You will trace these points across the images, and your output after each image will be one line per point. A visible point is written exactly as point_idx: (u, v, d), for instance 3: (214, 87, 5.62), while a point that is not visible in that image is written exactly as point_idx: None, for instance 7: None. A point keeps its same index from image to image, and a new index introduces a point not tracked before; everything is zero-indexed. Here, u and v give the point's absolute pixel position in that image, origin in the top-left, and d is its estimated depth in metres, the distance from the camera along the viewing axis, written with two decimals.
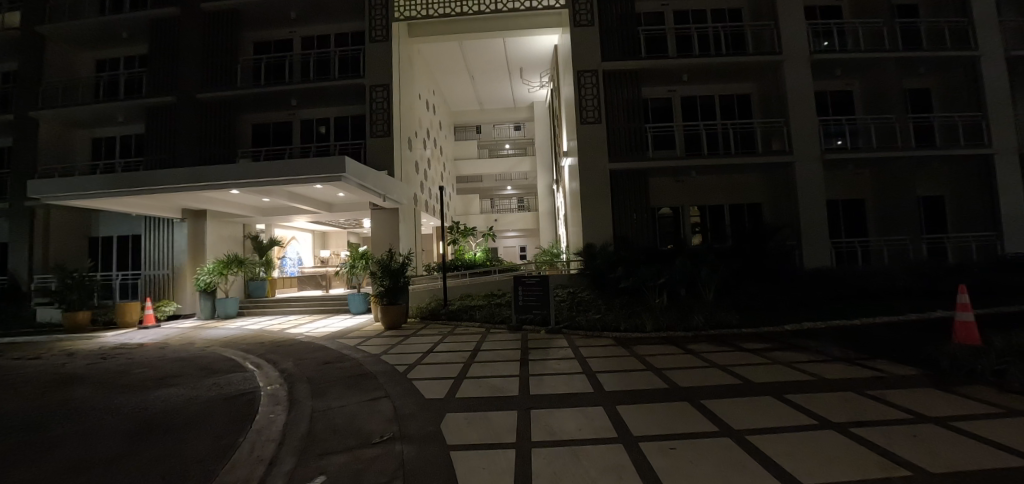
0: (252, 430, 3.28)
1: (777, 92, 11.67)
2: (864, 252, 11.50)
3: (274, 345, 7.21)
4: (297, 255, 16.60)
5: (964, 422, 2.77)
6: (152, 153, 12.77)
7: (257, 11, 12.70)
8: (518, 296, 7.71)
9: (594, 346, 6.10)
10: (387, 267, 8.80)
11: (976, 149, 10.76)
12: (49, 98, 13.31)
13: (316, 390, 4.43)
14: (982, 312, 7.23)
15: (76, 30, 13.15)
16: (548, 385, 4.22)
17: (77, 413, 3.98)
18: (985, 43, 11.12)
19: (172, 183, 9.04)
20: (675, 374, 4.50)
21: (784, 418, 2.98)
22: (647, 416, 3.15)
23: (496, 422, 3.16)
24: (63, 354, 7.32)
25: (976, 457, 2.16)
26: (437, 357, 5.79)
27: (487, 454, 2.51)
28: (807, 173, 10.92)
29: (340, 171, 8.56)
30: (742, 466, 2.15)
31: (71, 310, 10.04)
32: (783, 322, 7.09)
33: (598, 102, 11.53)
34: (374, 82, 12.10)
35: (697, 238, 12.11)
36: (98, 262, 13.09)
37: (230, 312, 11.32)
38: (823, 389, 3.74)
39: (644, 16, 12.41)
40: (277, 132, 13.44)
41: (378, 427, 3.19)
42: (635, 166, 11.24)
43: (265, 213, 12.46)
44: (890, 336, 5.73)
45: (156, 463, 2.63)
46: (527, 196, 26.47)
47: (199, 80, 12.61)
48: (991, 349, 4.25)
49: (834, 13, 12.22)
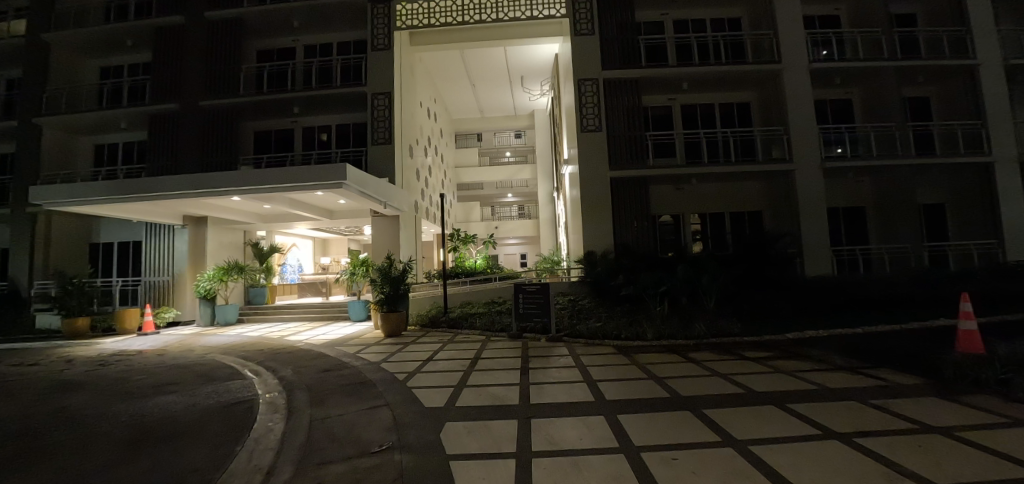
0: (250, 438, 3.26)
1: (776, 100, 11.74)
2: (865, 260, 11.49)
3: (273, 353, 7.18)
4: (297, 262, 16.87)
5: (969, 432, 2.74)
6: (155, 160, 12.84)
7: (260, 19, 12.85)
8: (518, 304, 7.69)
9: (595, 354, 6.07)
10: (388, 275, 8.78)
11: (975, 157, 10.82)
12: (54, 105, 13.40)
13: (315, 399, 4.40)
14: (985, 320, 7.20)
15: (82, 38, 13.30)
16: (549, 393, 4.20)
17: (75, 420, 3.95)
18: (983, 53, 11.20)
19: (173, 190, 9.06)
20: (677, 383, 4.47)
21: (788, 428, 2.96)
22: (649, 426, 3.11)
23: (497, 432, 3.13)
24: (61, 361, 7.27)
25: (982, 466, 2.14)
26: (438, 365, 5.77)
27: (488, 464, 2.47)
28: (806, 181, 10.96)
29: (340, 179, 8.57)
30: (744, 476, 2.13)
31: (70, 317, 10.01)
32: (785, 330, 7.07)
33: (599, 110, 11.61)
34: (375, 89, 12.21)
35: (698, 245, 12.09)
36: (98, 269, 13.10)
37: (229, 319, 11.23)
38: (826, 398, 3.72)
39: (644, 25, 12.57)
40: (279, 138, 13.51)
41: (377, 436, 3.16)
42: (635, 174, 11.27)
43: (266, 220, 12.48)
44: (893, 345, 5.71)
45: (154, 471, 2.61)
46: (528, 204, 26.48)
47: (202, 88, 12.73)
48: (994, 357, 4.23)
49: (833, 22, 12.32)
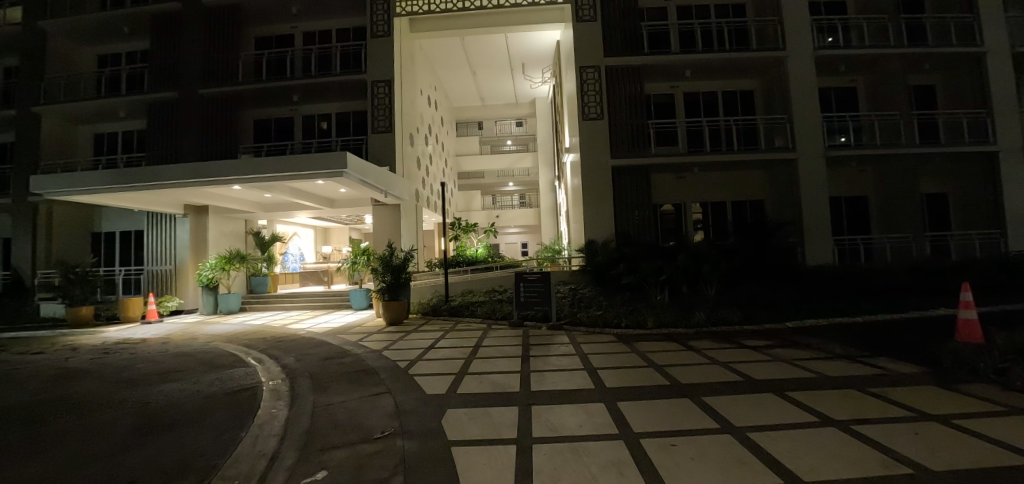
0: (253, 425, 3.30)
1: (780, 88, 11.62)
2: (867, 250, 11.47)
3: (275, 341, 7.22)
4: (299, 251, 16.92)
5: (968, 421, 2.75)
6: (154, 149, 12.76)
7: (258, 6, 12.69)
8: (519, 293, 7.71)
9: (595, 342, 6.10)
10: (388, 263, 8.81)
11: (980, 147, 10.72)
12: (52, 93, 13.31)
13: (317, 386, 4.43)
14: (984, 310, 7.22)
15: (77, 25, 13.13)
16: (549, 381, 4.23)
17: (79, 408, 3.97)
18: (990, 40, 11.04)
19: (174, 179, 9.03)
20: (675, 371, 4.51)
21: (786, 415, 2.98)
22: (648, 413, 3.14)
23: (498, 419, 3.15)
24: (65, 349, 7.35)
25: (980, 455, 2.14)
26: (438, 352, 5.82)
27: (488, 450, 2.50)
28: (809, 171, 10.88)
29: (341, 167, 8.55)
30: (743, 463, 2.14)
31: (74, 306, 10.10)
32: (785, 319, 7.09)
33: (600, 98, 11.51)
34: (374, 77, 12.07)
35: (699, 234, 12.05)
36: (101, 258, 13.18)
37: (231, 308, 11.33)
38: (824, 386, 3.74)
39: (646, 12, 12.37)
40: (279, 127, 13.45)
41: (379, 422, 3.20)
42: (637, 163, 11.20)
43: (267, 209, 12.50)
44: (891, 334, 5.73)
45: (159, 459, 2.62)
46: (529, 192, 26.06)
47: (200, 76, 12.61)
48: (994, 346, 4.22)
49: (838, 8, 12.11)
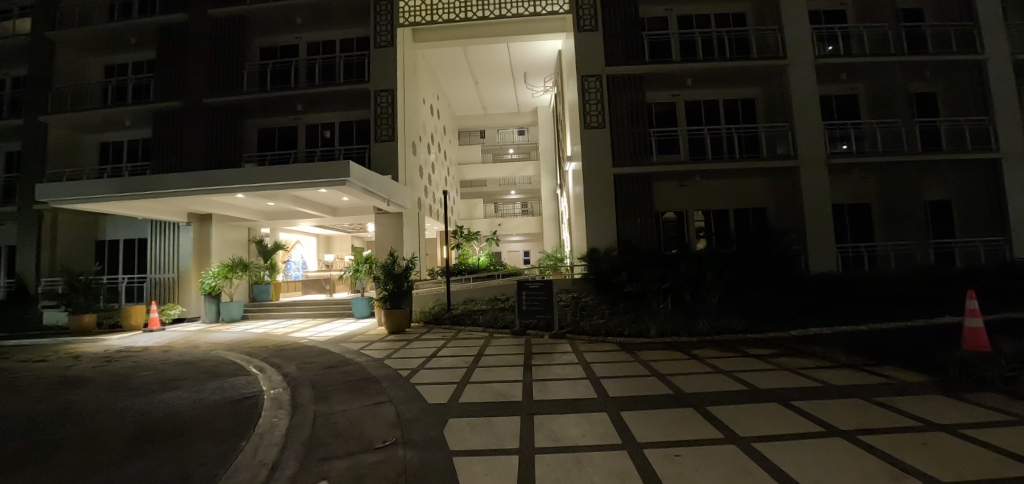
0: (255, 433, 3.29)
1: (781, 95, 11.69)
2: (870, 257, 11.41)
3: (278, 349, 7.22)
4: (302, 259, 17.02)
5: (975, 430, 2.72)
6: (159, 158, 12.88)
7: (264, 16, 12.87)
8: (521, 301, 7.73)
9: (598, 351, 6.07)
10: (391, 271, 8.82)
11: (983, 153, 10.70)
12: (59, 102, 13.49)
13: (319, 394, 4.42)
14: (988, 318, 7.18)
15: (85, 36, 13.34)
16: (551, 390, 4.20)
17: (81, 416, 3.98)
18: (990, 47, 11.09)
19: (178, 188, 9.09)
20: (679, 380, 4.48)
21: (790, 424, 2.96)
22: (651, 423, 3.12)
23: (500, 428, 3.13)
24: (68, 357, 7.36)
25: (988, 465, 2.11)
26: (441, 361, 5.81)
27: (490, 460, 2.48)
28: (811, 178, 10.88)
29: (343, 175, 8.59)
30: (747, 473, 2.11)
31: (77, 313, 10.12)
32: (789, 328, 7.05)
33: (602, 107, 11.58)
34: (377, 86, 12.19)
35: (702, 242, 12.04)
36: (105, 266, 13.25)
37: (233, 316, 11.35)
38: (829, 395, 3.70)
39: (647, 21, 12.52)
40: (283, 136, 13.56)
41: (380, 432, 3.18)
42: (638, 171, 11.23)
43: (271, 217, 12.56)
44: (897, 342, 5.69)
45: (160, 467, 2.62)
46: (530, 200, 26.10)
47: (205, 86, 12.80)
48: (1003, 355, 4.18)
49: (839, 17, 12.23)
